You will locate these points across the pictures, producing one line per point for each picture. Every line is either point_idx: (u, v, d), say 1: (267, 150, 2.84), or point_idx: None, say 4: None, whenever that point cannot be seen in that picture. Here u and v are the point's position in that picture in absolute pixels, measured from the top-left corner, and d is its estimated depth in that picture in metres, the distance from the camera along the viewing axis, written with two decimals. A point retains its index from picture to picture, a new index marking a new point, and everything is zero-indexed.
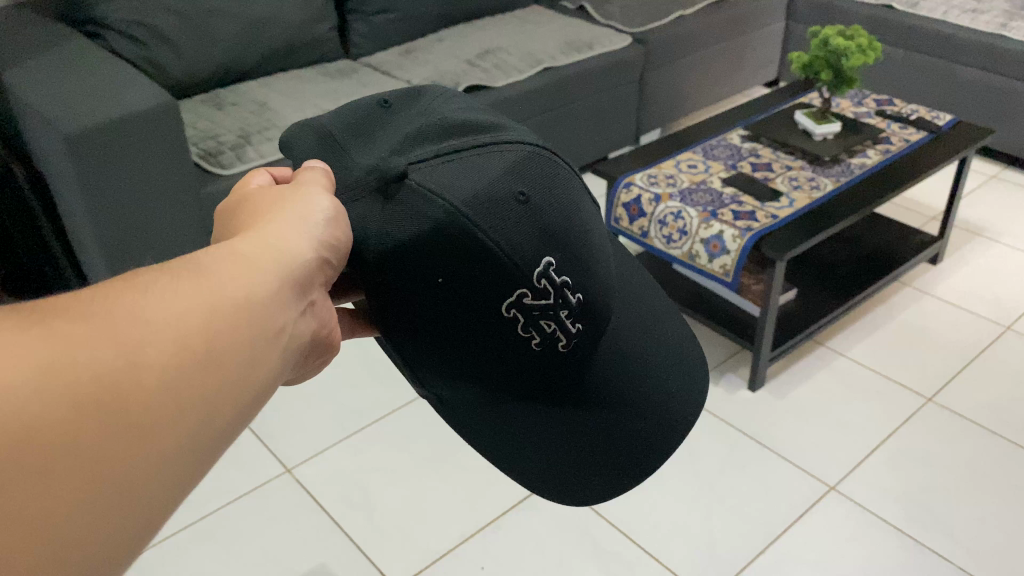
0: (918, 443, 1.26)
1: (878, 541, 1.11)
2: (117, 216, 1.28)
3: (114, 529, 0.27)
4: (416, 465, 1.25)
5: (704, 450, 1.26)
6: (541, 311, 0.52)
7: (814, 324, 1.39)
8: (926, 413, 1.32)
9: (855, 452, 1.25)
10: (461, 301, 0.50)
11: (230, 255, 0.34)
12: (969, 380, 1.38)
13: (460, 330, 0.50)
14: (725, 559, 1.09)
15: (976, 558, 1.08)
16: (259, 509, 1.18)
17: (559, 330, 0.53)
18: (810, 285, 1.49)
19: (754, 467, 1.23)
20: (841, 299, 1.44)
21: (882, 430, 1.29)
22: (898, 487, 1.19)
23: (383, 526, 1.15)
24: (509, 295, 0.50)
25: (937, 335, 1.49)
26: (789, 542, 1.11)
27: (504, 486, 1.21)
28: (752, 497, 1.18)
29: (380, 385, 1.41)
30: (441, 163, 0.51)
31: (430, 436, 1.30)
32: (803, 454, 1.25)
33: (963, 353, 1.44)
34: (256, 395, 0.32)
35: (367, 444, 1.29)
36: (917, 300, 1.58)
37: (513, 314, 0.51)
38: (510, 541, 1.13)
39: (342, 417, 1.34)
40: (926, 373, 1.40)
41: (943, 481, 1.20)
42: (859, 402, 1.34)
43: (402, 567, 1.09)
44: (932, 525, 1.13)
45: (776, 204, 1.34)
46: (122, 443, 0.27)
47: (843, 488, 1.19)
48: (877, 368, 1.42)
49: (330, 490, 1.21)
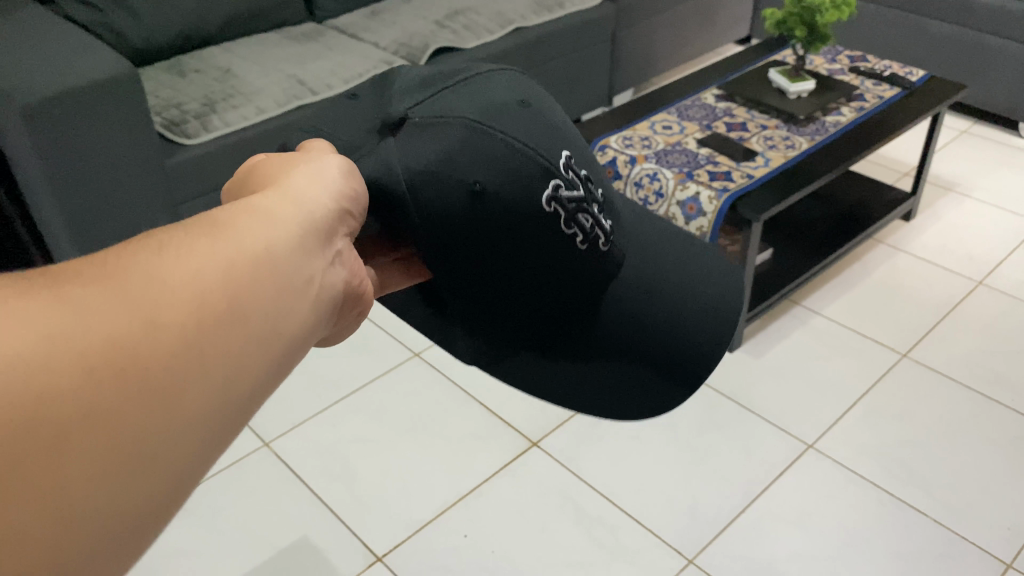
0: (895, 399, 1.27)
1: (860, 498, 1.12)
2: (80, 190, 1.24)
3: (124, 529, 0.21)
4: (397, 434, 1.24)
5: (684, 412, 1.26)
6: (577, 204, 0.51)
7: (790, 285, 1.40)
8: (901, 369, 1.33)
9: (834, 410, 1.26)
10: (499, 213, 0.48)
11: (248, 204, 0.30)
12: (944, 337, 1.39)
13: (504, 244, 0.49)
14: (707, 520, 1.10)
15: (954, 511, 1.10)
16: (238, 483, 1.17)
17: (596, 226, 0.52)
18: (787, 245, 1.49)
19: (734, 427, 1.24)
20: (818, 260, 1.45)
21: (859, 387, 1.30)
22: (877, 444, 1.20)
23: (363, 497, 1.14)
24: (546, 185, 0.49)
25: (910, 293, 1.50)
26: (772, 500, 1.12)
27: (488, 453, 1.21)
28: (732, 456, 1.19)
29: (357, 356, 1.40)
30: (430, 95, 0.49)
31: (410, 406, 1.29)
32: (784, 414, 1.26)
33: (935, 309, 1.45)
34: (284, 351, 0.27)
35: (346, 416, 1.27)
36: (893, 257, 1.59)
37: (555, 209, 0.49)
38: (494, 508, 1.13)
39: (321, 388, 1.33)
40: (900, 331, 1.41)
41: (921, 437, 1.21)
42: (837, 360, 1.35)
43: (385, 538, 1.09)
44: (911, 480, 1.15)
45: (752, 164, 1.33)
46: (127, 417, 0.22)
47: (827, 446, 1.20)
48: (854, 325, 1.43)
49: (310, 462, 1.20)
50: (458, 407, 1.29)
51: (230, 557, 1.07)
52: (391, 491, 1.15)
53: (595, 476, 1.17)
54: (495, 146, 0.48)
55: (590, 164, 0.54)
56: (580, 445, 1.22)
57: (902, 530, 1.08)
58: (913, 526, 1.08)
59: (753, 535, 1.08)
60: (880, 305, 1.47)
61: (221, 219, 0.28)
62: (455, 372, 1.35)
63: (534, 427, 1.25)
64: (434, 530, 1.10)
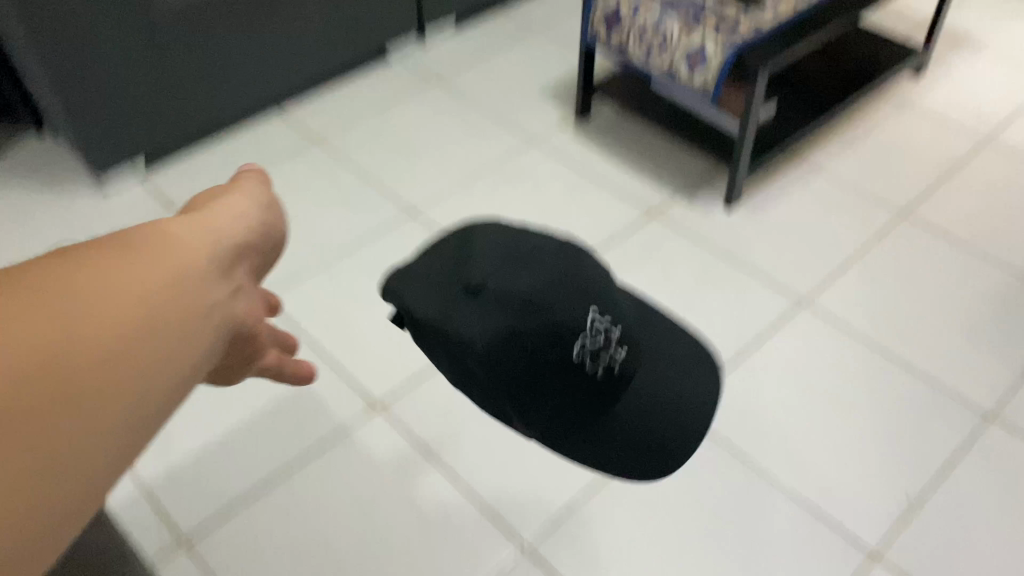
0: (931, 338, 1.22)
1: (865, 491, 1.05)
2: (74, 82, 1.29)
3: (48, 517, 0.22)
4: (393, 371, 1.18)
5: (709, 310, 1.26)
6: (602, 350, 0.57)
7: (820, 268, 1.33)
8: (947, 305, 1.27)
9: (863, 333, 1.23)
10: (552, 366, 0.53)
11: (168, 222, 0.30)
12: (1008, 331, 1.23)
13: (538, 379, 0.53)
14: (707, 494, 1.05)
15: (971, 548, 1.00)
16: (232, 379, 1.17)
17: (613, 356, 0.58)
18: (826, 212, 1.42)
19: (752, 335, 1.23)
20: (856, 232, 1.38)
21: (895, 319, 1.25)
22: (900, 401, 1.15)
23: (354, 433, 1.11)
24: (574, 343, 0.54)
25: (959, 224, 1.40)
26: (769, 500, 1.04)
27: (481, 405, 1.15)
28: (752, 390, 1.16)
29: (374, 254, 1.36)
30: (520, 248, 0.54)
31: (413, 340, 1.23)
32: (807, 365, 1.19)
33: (1010, 309, 1.26)
34: (183, 375, 0.27)
35: (359, 314, 1.26)
36: (1005, 299, 1.28)
37: (581, 357, 0.55)
38: (484, 445, 1.10)
39: (328, 292, 1.30)
40: (941, 283, 1.30)
41: (949, 420, 1.12)
42: (869, 296, 1.28)
43: (361, 439, 1.07)
44: (930, 473, 1.07)
45: (757, 9, 1.29)
46: (46, 410, 0.22)
47: (850, 421, 1.12)
48: (896, 255, 1.34)
49: (295, 400, 1.15)
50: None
51: (183, 523, 1.02)
52: (365, 460, 1.09)
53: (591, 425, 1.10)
54: (556, 301, 0.53)
55: (615, 303, 0.59)
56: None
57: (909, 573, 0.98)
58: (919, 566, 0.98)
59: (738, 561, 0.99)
60: (924, 241, 1.37)
61: (151, 226, 0.29)
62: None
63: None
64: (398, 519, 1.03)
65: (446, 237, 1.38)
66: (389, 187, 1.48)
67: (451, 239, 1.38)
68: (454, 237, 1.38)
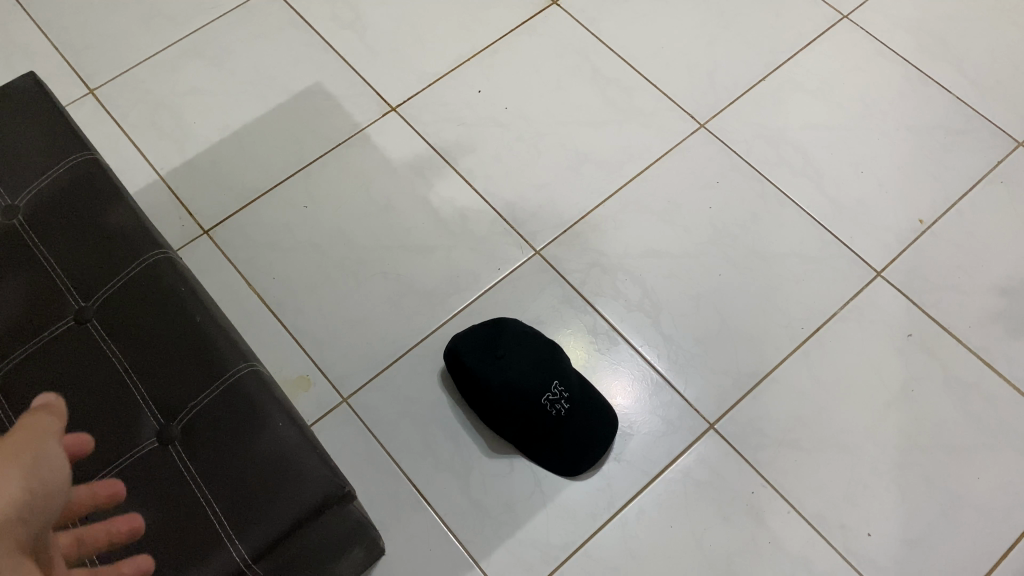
0: (914, 113, 1.19)
1: (871, 384, 0.99)
2: (21, 35, 1.22)
3: None
4: (350, 264, 1.05)
5: (696, 93, 1.21)
6: (552, 400, 0.91)
7: (821, 114, 1.19)
8: (940, 77, 1.22)
9: (851, 108, 1.20)
10: (509, 420, 0.91)
11: None
12: (1013, 183, 1.13)
13: (514, 412, 0.90)
14: (701, 332, 1.03)
15: (984, 431, 0.97)
16: (207, 179, 1.11)
17: (560, 398, 0.92)
18: (830, 61, 1.24)
19: (742, 118, 1.19)
20: (864, 88, 1.22)
21: (884, 93, 1.21)
22: (894, 196, 1.12)
23: (334, 239, 1.07)
24: (549, 383, 0.92)
25: (969, 50, 1.25)
26: (773, 400, 0.98)
27: (458, 303, 1.03)
28: (734, 174, 1.14)
29: (316, 110, 1.17)
30: (320, 449, 0.61)
31: (375, 190, 1.11)
32: (804, 245, 1.09)
33: (1012, 137, 1.17)
34: None
35: (331, 103, 1.18)
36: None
37: (544, 403, 0.91)
38: (474, 261, 1.06)
39: (270, 160, 1.13)
40: (942, 128, 1.18)
41: (957, 307, 1.04)
42: (861, 139, 1.17)
43: (346, 368, 0.99)
44: (936, 361, 1.01)
45: None
46: None
47: (851, 310, 1.04)
48: (906, 69, 1.23)
49: (252, 298, 1.03)
50: (426, 212, 1.10)
51: None
52: (335, 383, 0.98)
53: (584, 314, 1.03)
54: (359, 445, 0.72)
55: (568, 377, 0.93)
56: (570, 274, 1.06)
57: (923, 465, 0.95)
58: (931, 452, 0.96)
59: (743, 454, 0.95)
60: (928, 80, 1.22)
61: None
62: (434, 134, 1.16)
63: (519, 217, 1.10)
64: (389, 443, 0.94)
65: (404, 93, 1.19)
66: (332, 28, 1.25)
67: (409, 92, 1.19)
68: (412, 93, 1.19)
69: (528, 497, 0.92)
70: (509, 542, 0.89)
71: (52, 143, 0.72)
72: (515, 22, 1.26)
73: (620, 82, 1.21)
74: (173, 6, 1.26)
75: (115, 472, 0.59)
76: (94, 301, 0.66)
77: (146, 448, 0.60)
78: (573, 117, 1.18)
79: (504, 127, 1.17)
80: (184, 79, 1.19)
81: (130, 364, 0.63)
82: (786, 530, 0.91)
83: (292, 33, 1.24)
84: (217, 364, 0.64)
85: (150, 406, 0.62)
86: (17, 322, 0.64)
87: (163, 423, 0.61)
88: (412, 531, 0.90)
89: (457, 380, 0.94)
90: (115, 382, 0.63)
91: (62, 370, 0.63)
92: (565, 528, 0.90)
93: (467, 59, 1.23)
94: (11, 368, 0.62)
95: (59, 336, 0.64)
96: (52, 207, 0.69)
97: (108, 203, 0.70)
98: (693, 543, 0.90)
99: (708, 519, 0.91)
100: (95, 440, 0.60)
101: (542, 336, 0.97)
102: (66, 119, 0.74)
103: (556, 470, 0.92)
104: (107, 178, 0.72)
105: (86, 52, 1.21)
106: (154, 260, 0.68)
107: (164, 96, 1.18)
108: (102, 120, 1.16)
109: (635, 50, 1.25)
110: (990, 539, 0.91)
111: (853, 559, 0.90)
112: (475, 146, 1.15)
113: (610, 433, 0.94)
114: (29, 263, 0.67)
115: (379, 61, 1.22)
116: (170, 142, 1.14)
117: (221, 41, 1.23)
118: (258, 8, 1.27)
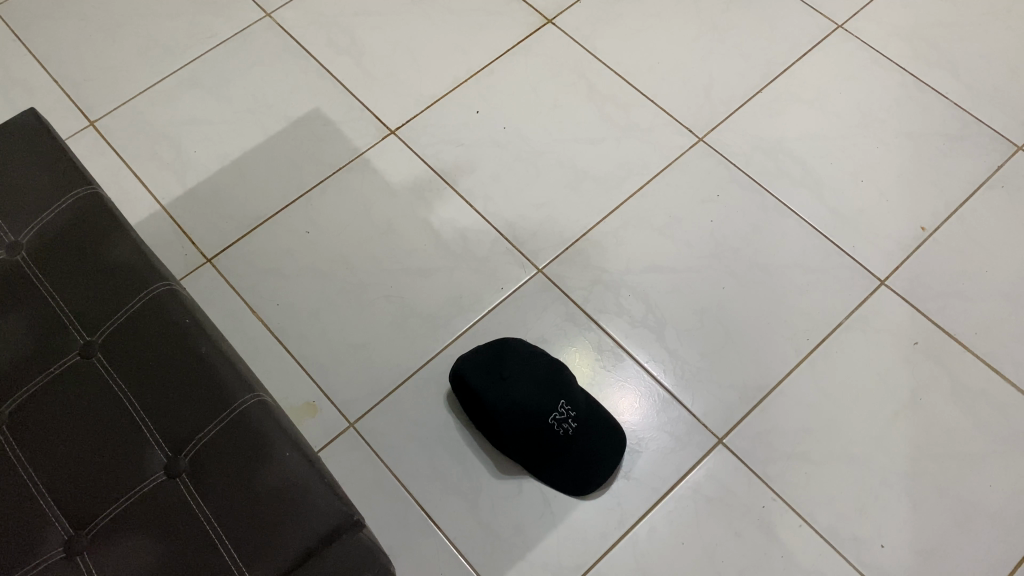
0: (912, 120, 1.19)
1: (879, 393, 0.99)
2: (20, 69, 1.23)
3: None
4: (353, 289, 1.05)
5: (692, 107, 1.21)
6: (560, 419, 0.91)
7: (819, 125, 1.19)
8: (936, 84, 1.23)
9: (848, 117, 1.20)
10: (516, 440, 0.90)
11: None
12: (1013, 187, 1.13)
13: (522, 431, 0.90)
14: (707, 346, 1.02)
15: (994, 438, 0.96)
16: (209, 207, 1.11)
17: (568, 417, 0.92)
18: (825, 72, 1.25)
19: (739, 130, 1.19)
20: (861, 97, 1.22)
21: (881, 102, 1.21)
22: (895, 204, 1.12)
23: (336, 263, 1.07)
24: (557, 403, 0.91)
25: (964, 56, 1.25)
26: (780, 412, 0.98)
27: (462, 324, 1.03)
28: (733, 186, 1.14)
29: (315, 135, 1.18)
30: (328, 478, 0.61)
31: (376, 213, 1.11)
32: (806, 255, 1.09)
33: (1011, 141, 1.17)
34: None
35: (329, 128, 1.18)
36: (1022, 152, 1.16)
37: (552, 422, 0.91)
38: (476, 281, 1.06)
39: (270, 186, 1.13)
40: (940, 135, 1.18)
41: (962, 314, 1.04)
42: (860, 148, 1.17)
43: (351, 392, 0.99)
44: (942, 368, 1.00)
45: None
46: None
47: (856, 320, 1.04)
48: (902, 77, 1.24)
49: (256, 326, 1.03)
50: (427, 233, 1.10)
51: None
52: (341, 408, 0.98)
53: (588, 332, 1.03)
54: None
55: (575, 396, 0.93)
56: (573, 291, 1.06)
57: (934, 473, 0.94)
58: (942, 460, 0.95)
59: (752, 467, 0.95)
60: (924, 87, 1.22)
61: None
62: (433, 156, 1.16)
63: (520, 236, 1.10)
64: (397, 467, 0.94)
65: (401, 116, 1.20)
66: (329, 53, 1.26)
67: (407, 115, 1.20)
68: (410, 116, 1.20)
69: (539, 518, 0.91)
70: (520, 564, 0.89)
71: (54, 180, 0.72)
72: (511, 42, 1.27)
73: (617, 98, 1.22)
74: (170, 37, 1.27)
75: (123, 506, 0.59)
76: (99, 335, 0.66)
77: (154, 480, 0.60)
78: (571, 135, 1.18)
79: (502, 147, 1.17)
80: (183, 109, 1.20)
81: (135, 398, 0.63)
82: (799, 544, 0.90)
83: (289, 60, 1.25)
84: (223, 395, 0.64)
85: (157, 439, 0.62)
86: (22, 360, 0.64)
87: (170, 456, 0.61)
88: (423, 554, 0.89)
89: (463, 401, 0.94)
90: (121, 416, 0.62)
91: (68, 406, 0.63)
92: (576, 548, 0.90)
93: (463, 81, 1.23)
94: (17, 406, 0.62)
95: (64, 371, 0.64)
96: (56, 243, 0.69)
97: (111, 236, 0.70)
98: (706, 560, 0.90)
99: (719, 535, 0.91)
100: (102, 475, 0.60)
101: (548, 355, 0.97)
102: (66, 154, 0.74)
103: (565, 490, 0.92)
104: (109, 212, 0.72)
105: (84, 85, 1.22)
106: (158, 292, 0.68)
107: (164, 127, 1.18)
108: (103, 152, 1.16)
109: (631, 66, 1.25)
110: (1005, 547, 0.90)
111: (867, 571, 0.89)
112: (474, 167, 1.15)
113: (618, 450, 0.93)
114: (33, 299, 0.67)
115: (376, 85, 1.23)
116: (170, 171, 1.14)
117: (219, 71, 1.24)
118: (254, 36, 1.27)
